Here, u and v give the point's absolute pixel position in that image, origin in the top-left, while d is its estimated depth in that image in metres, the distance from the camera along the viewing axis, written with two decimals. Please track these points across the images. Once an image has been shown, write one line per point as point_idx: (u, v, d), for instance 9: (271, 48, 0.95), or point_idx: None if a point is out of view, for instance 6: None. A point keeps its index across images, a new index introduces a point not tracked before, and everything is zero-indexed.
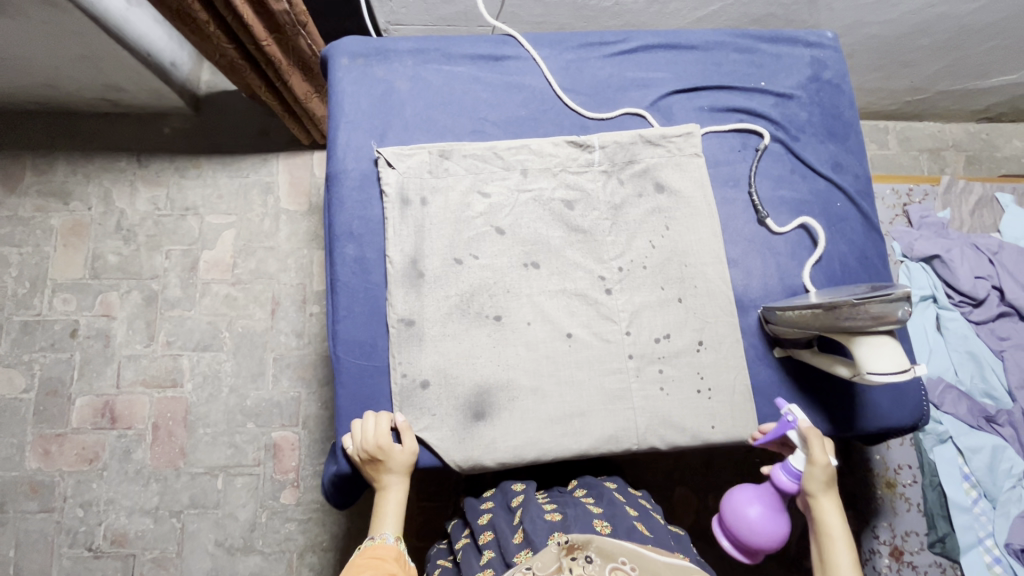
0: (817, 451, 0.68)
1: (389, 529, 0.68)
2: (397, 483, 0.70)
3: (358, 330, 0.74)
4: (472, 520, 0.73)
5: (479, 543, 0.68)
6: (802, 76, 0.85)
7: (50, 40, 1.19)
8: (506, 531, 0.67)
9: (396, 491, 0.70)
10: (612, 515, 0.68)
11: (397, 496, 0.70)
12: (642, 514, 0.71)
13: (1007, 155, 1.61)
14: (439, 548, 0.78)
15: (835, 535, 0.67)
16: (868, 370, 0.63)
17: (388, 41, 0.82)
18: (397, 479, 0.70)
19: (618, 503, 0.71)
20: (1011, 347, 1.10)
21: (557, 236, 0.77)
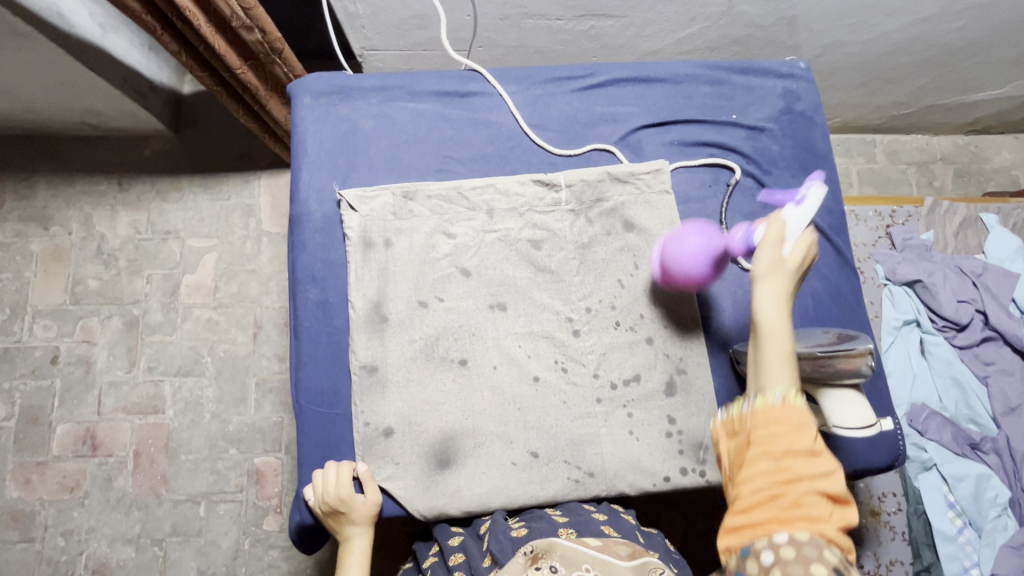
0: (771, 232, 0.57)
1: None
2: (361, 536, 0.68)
3: (322, 377, 0.73)
4: (443, 543, 0.70)
5: (450, 566, 0.66)
6: (774, 109, 0.84)
7: (23, 69, 1.18)
8: (475, 556, 0.65)
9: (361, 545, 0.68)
10: (577, 523, 0.66)
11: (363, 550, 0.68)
12: (609, 517, 0.69)
13: (996, 168, 1.59)
14: (404, 569, 0.75)
15: (771, 330, 0.53)
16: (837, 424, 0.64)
17: (351, 78, 0.81)
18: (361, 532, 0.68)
19: (585, 510, 0.70)
20: (995, 372, 1.08)
21: (524, 276, 0.76)
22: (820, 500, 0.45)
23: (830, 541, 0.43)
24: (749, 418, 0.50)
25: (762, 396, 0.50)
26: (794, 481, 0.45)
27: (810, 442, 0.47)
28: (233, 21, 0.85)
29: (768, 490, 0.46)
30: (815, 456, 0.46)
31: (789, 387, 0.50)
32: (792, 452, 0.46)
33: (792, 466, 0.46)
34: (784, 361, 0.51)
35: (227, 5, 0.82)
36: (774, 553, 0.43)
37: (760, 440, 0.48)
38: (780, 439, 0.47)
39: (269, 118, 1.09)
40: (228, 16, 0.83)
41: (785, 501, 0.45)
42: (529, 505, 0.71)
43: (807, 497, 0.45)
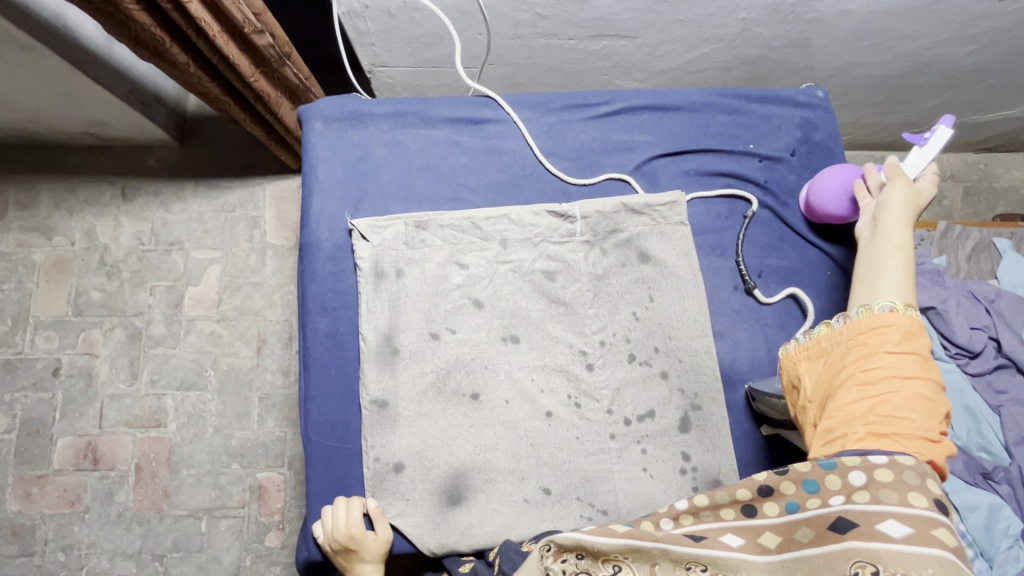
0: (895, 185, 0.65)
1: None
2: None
3: (331, 411, 0.72)
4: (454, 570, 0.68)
5: None
6: (792, 139, 0.83)
7: (28, 81, 1.17)
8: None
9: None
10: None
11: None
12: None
13: (1006, 186, 1.58)
14: None
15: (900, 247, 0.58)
16: None
17: (363, 103, 0.79)
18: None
19: None
20: (1009, 402, 1.07)
21: (537, 308, 0.75)
22: (921, 405, 0.46)
23: (928, 445, 0.45)
24: (854, 331, 0.52)
25: (865, 312, 0.53)
26: (895, 386, 0.47)
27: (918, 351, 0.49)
28: (245, 26, 0.84)
29: (870, 399, 0.48)
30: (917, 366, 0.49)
31: (897, 298, 0.53)
32: (897, 359, 0.49)
33: (898, 371, 0.48)
34: (896, 282, 0.54)
35: (240, 11, 0.82)
36: (871, 461, 0.43)
37: (865, 348, 0.50)
38: (886, 346, 0.49)
39: (279, 124, 1.09)
40: (241, 22, 0.83)
41: (885, 407, 0.47)
42: None
43: (907, 404, 0.47)
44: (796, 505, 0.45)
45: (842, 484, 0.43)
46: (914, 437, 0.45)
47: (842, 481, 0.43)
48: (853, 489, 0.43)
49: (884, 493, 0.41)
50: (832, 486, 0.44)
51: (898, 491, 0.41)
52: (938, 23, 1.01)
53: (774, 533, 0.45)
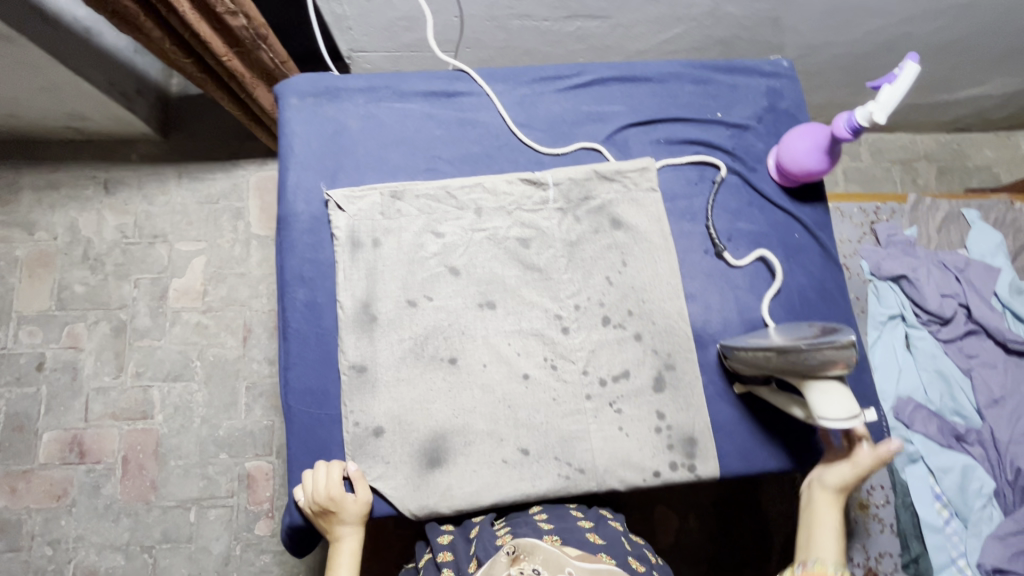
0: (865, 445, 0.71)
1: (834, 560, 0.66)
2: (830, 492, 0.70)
3: (310, 378, 0.73)
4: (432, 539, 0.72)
5: (439, 562, 0.68)
6: (759, 107, 0.85)
7: (5, 74, 1.17)
8: (463, 561, 0.67)
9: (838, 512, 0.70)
10: (563, 530, 0.68)
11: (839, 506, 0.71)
12: (594, 523, 0.71)
13: (978, 165, 1.62)
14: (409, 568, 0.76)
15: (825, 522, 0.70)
16: (820, 416, 0.63)
17: (338, 78, 0.81)
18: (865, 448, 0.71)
19: (570, 517, 0.71)
20: (979, 365, 1.10)
21: (513, 275, 0.76)
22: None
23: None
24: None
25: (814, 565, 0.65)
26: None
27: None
28: (218, 6, 0.86)
29: None
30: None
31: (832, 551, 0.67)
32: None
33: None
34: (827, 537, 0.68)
35: None
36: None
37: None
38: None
39: (257, 107, 1.11)
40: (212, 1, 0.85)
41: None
42: (518, 502, 0.71)
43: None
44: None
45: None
46: None
47: None
48: None
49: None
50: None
51: None
52: None
53: None
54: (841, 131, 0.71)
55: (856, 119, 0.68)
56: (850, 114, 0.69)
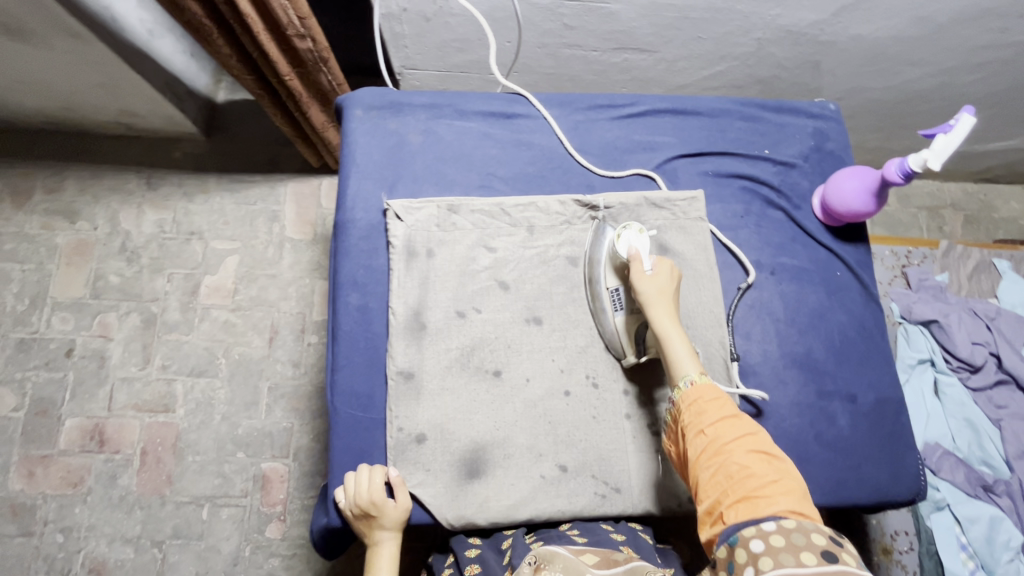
0: (639, 274, 0.72)
1: (693, 369, 0.68)
2: (650, 312, 0.71)
3: (357, 381, 0.74)
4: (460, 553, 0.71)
5: None
6: (805, 146, 0.88)
7: (69, 67, 1.22)
8: (495, 570, 0.67)
9: (673, 323, 0.70)
10: (596, 543, 0.68)
11: (674, 315, 0.71)
12: (627, 534, 0.71)
13: (1005, 217, 1.63)
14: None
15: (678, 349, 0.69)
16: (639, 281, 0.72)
17: (403, 94, 0.84)
18: (648, 267, 0.72)
19: (602, 530, 0.71)
20: (1009, 416, 1.09)
21: (560, 293, 0.78)
22: (757, 456, 0.61)
23: (794, 498, 0.58)
24: (682, 411, 0.66)
25: (679, 392, 0.67)
26: (731, 450, 0.61)
27: (731, 411, 0.65)
28: (288, 29, 0.90)
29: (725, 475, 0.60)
30: (741, 419, 0.64)
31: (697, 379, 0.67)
32: (723, 427, 0.63)
33: (725, 442, 0.62)
34: (686, 364, 0.68)
35: (286, 14, 0.87)
36: (764, 529, 0.55)
37: (695, 425, 0.64)
38: (713, 422, 0.63)
39: (307, 124, 1.15)
40: (285, 24, 0.88)
41: (733, 466, 0.60)
42: (554, 519, 0.72)
43: (746, 455, 0.61)
44: (733, 564, 0.56)
45: (747, 556, 0.55)
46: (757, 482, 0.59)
47: (747, 552, 0.55)
48: (756, 556, 0.54)
49: (783, 557, 0.53)
50: (742, 560, 0.55)
51: (792, 553, 0.53)
52: (941, 51, 1.07)
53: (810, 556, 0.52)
54: (891, 176, 0.73)
55: (909, 165, 0.70)
56: (903, 159, 0.70)
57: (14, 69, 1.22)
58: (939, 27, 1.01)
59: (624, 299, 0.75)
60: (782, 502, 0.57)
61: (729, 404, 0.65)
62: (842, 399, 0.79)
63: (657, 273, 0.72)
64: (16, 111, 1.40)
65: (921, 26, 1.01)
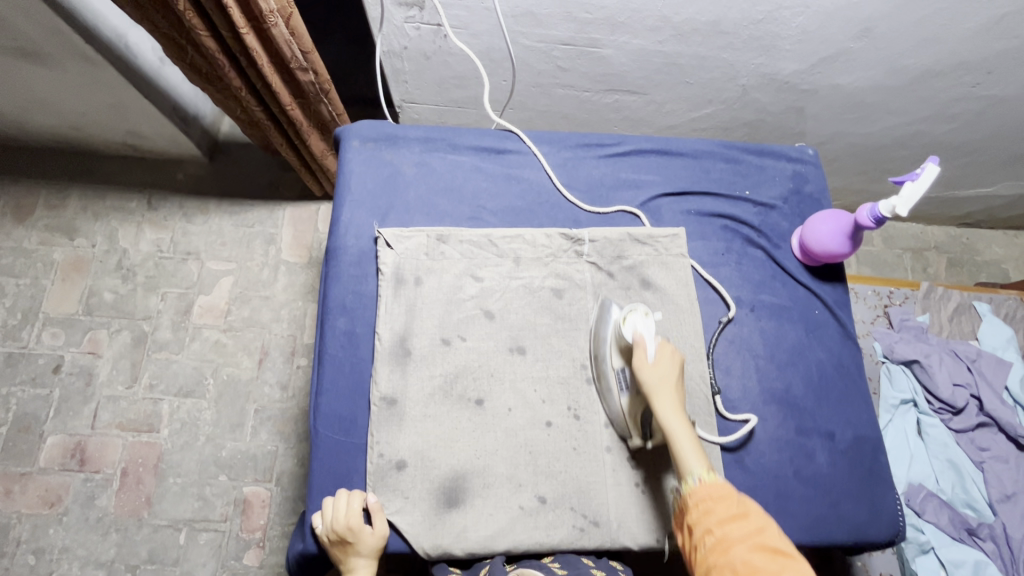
0: (641, 359, 0.71)
1: (699, 465, 0.66)
2: (653, 402, 0.70)
3: (340, 405, 0.75)
4: None
5: None
6: (785, 189, 0.91)
7: (80, 90, 1.26)
8: None
9: (677, 416, 0.68)
10: None
11: (678, 408, 0.69)
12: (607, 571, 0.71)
13: (987, 260, 1.67)
14: None
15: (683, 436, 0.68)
16: (640, 366, 0.71)
17: (398, 128, 0.88)
18: (650, 355, 0.71)
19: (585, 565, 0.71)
20: (991, 458, 1.10)
21: (544, 323, 0.80)
22: (763, 554, 0.57)
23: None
24: (689, 513, 0.64)
25: (685, 488, 0.65)
26: (734, 549, 0.59)
27: (737, 508, 0.62)
28: (292, 63, 0.94)
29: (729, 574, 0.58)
30: (746, 514, 0.61)
31: (702, 469, 0.65)
32: (726, 524, 0.61)
33: (732, 541, 0.59)
34: (691, 454, 0.66)
35: (290, 49, 0.91)
36: None
37: (703, 527, 0.62)
38: (716, 520, 0.61)
39: (307, 151, 1.18)
40: (288, 59, 0.92)
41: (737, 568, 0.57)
42: (531, 551, 0.71)
43: (749, 553, 0.57)
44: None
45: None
46: None
47: None
48: None
49: None
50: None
51: None
52: (917, 102, 1.12)
53: None
54: (864, 220, 0.76)
55: (879, 210, 0.73)
56: (873, 205, 0.73)
57: (27, 89, 1.26)
58: (914, 79, 1.06)
59: (629, 380, 0.74)
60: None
61: (736, 500, 0.63)
62: (821, 437, 0.80)
63: (660, 361, 0.71)
64: (24, 130, 1.44)
65: (897, 78, 1.06)
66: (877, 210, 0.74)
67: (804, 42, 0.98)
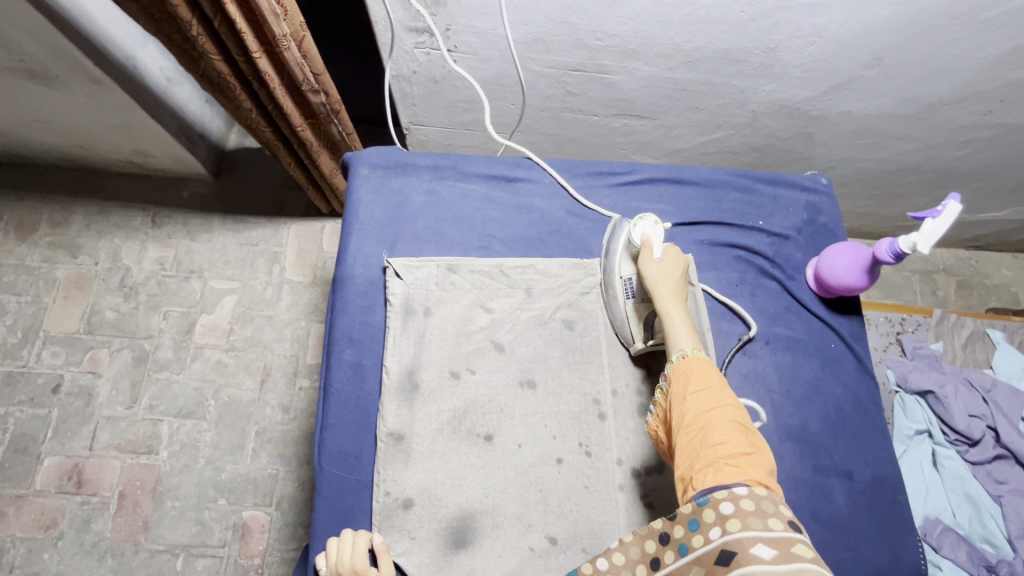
0: (647, 255, 0.75)
1: (687, 344, 0.68)
2: (654, 293, 0.72)
3: (346, 440, 0.74)
4: None
5: None
6: (798, 219, 0.90)
7: (87, 110, 1.25)
8: None
9: (675, 304, 0.71)
10: None
11: (678, 299, 0.72)
12: None
13: (997, 283, 1.65)
14: None
15: (677, 322, 0.70)
16: (643, 263, 0.74)
17: (408, 155, 0.87)
18: (656, 254, 0.75)
19: None
20: (1009, 492, 1.07)
21: (555, 356, 0.78)
22: (735, 428, 0.60)
23: (763, 472, 0.58)
24: (671, 382, 0.66)
25: (670, 364, 0.68)
26: (709, 418, 0.61)
27: (716, 382, 0.64)
28: (304, 85, 0.93)
29: (697, 438, 0.60)
30: (724, 390, 0.64)
31: (687, 347, 0.68)
32: (706, 397, 0.63)
33: (706, 411, 0.62)
34: (681, 334, 0.69)
35: (302, 71, 0.90)
36: (735, 493, 0.55)
37: (680, 394, 0.64)
38: (697, 391, 0.63)
39: (316, 170, 1.18)
40: (300, 81, 0.91)
41: (710, 435, 0.60)
42: None
43: (724, 426, 0.60)
44: (686, 546, 0.57)
45: (715, 516, 0.55)
46: (729, 449, 0.59)
47: (715, 513, 0.55)
48: (724, 518, 0.54)
49: (751, 520, 0.53)
50: (708, 519, 0.56)
51: (759, 517, 0.53)
52: (928, 128, 1.11)
53: (778, 521, 0.53)
54: (883, 254, 0.74)
55: (899, 246, 0.71)
56: (893, 241, 0.72)
57: (34, 108, 1.26)
58: (926, 107, 1.05)
59: (636, 286, 0.77)
60: (751, 473, 0.57)
61: (717, 377, 0.65)
62: (838, 475, 0.78)
63: (665, 260, 0.74)
64: (30, 147, 1.43)
65: (909, 106, 1.05)
66: (897, 246, 0.72)
67: (816, 70, 0.97)
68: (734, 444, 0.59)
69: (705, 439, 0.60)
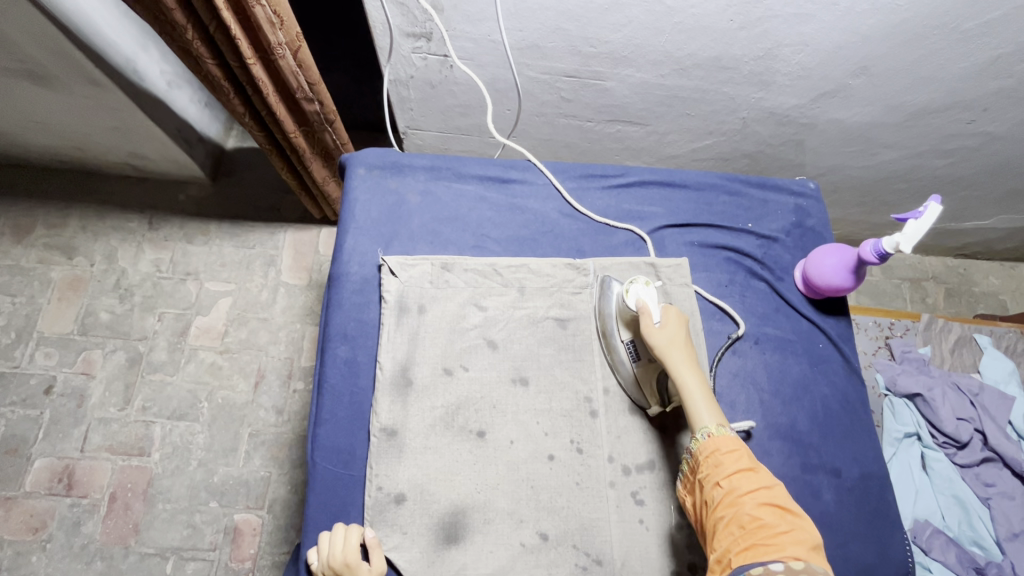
0: (649, 324, 0.74)
1: (711, 419, 0.69)
2: (665, 363, 0.72)
3: (339, 436, 0.74)
4: None
5: None
6: (787, 222, 0.92)
7: (86, 112, 1.26)
8: None
9: (691, 373, 0.71)
10: None
11: (692, 366, 0.72)
12: None
13: (984, 291, 1.68)
14: None
15: (697, 393, 0.70)
16: (648, 333, 0.74)
17: (404, 156, 0.88)
18: (657, 320, 0.74)
19: None
20: (997, 495, 1.08)
21: (548, 353, 0.79)
22: (770, 509, 0.62)
23: (802, 548, 0.59)
24: (700, 464, 0.67)
25: (696, 443, 0.68)
26: (743, 501, 0.62)
27: (747, 463, 0.65)
28: (298, 93, 0.95)
29: (733, 520, 0.61)
30: (756, 470, 0.65)
31: (712, 422, 0.68)
32: (738, 479, 0.64)
33: (740, 493, 0.63)
34: (704, 407, 0.69)
35: (297, 80, 0.92)
36: (771, 571, 0.56)
37: (711, 477, 0.65)
38: (728, 474, 0.64)
39: (309, 177, 1.19)
40: (294, 89, 0.93)
41: (745, 517, 0.61)
42: None
43: (758, 507, 0.62)
44: None
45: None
46: (765, 530, 0.60)
47: None
48: None
49: None
50: None
51: None
52: (913, 137, 1.14)
53: None
54: (868, 255, 0.76)
55: (882, 247, 0.73)
56: (877, 242, 0.74)
57: (34, 110, 1.27)
58: (911, 115, 1.07)
59: (640, 351, 0.76)
60: (788, 549, 0.58)
61: (746, 456, 0.66)
62: (827, 474, 0.79)
63: (667, 324, 0.74)
64: (28, 149, 1.44)
65: (895, 114, 1.07)
66: (881, 248, 0.74)
67: (803, 78, 1.00)
68: (769, 524, 0.60)
69: (741, 521, 0.61)
